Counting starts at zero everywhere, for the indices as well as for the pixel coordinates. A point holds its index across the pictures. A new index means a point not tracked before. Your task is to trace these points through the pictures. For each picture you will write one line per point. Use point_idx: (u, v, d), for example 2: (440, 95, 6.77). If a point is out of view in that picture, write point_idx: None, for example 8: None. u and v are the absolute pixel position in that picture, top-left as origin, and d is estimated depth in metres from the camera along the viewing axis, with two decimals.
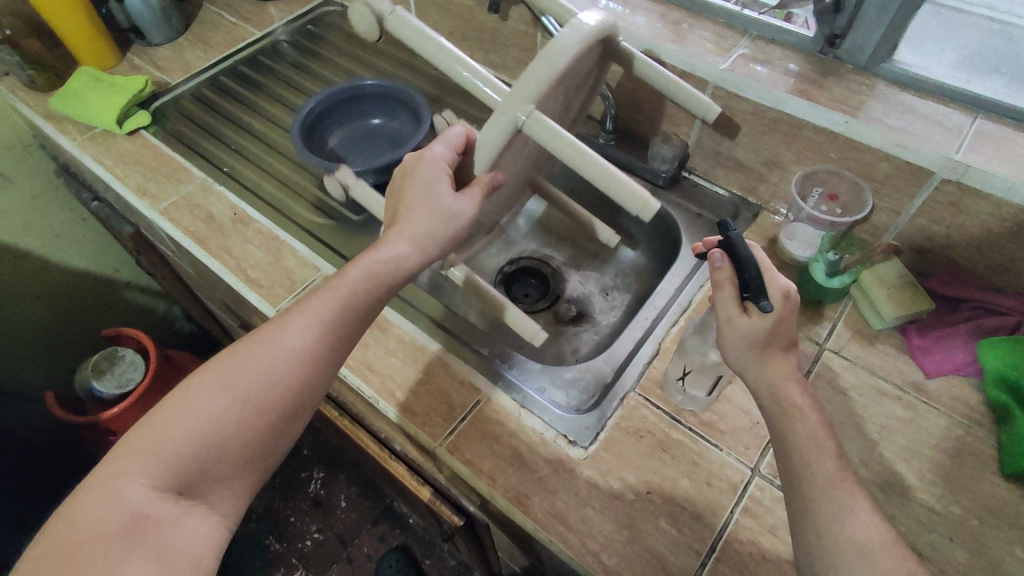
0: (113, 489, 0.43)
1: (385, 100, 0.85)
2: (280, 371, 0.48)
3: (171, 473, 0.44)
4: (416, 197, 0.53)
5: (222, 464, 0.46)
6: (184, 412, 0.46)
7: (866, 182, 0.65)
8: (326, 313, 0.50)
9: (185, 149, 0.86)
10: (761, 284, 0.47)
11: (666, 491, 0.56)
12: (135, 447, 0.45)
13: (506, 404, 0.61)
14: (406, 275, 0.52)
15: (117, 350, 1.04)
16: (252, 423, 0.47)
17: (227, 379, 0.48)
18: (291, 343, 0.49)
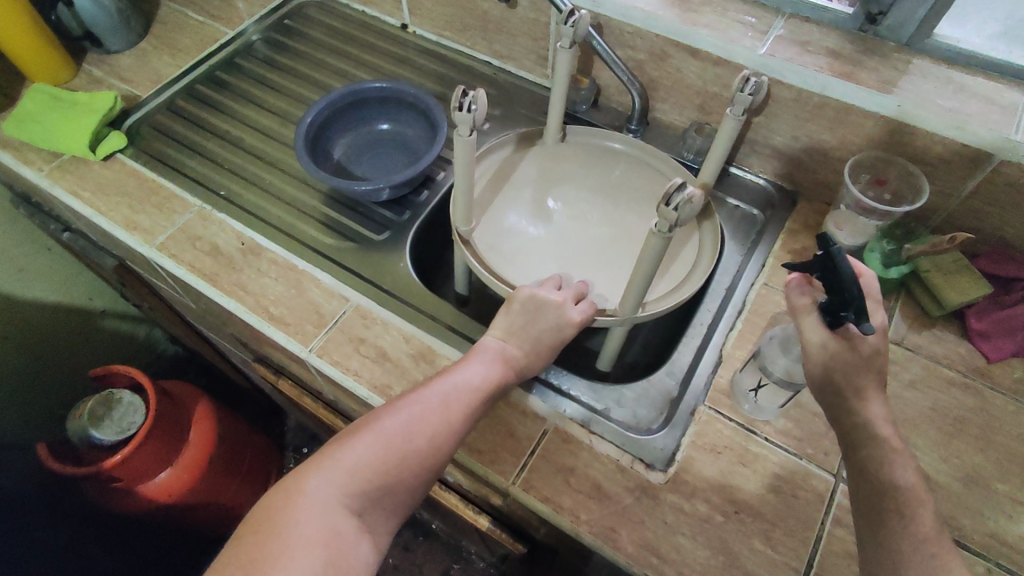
0: (308, 498, 0.44)
1: (389, 104, 0.78)
2: (448, 425, 0.51)
3: (356, 496, 0.46)
4: (544, 342, 0.58)
5: (390, 501, 0.48)
6: (367, 440, 0.48)
7: (917, 166, 0.63)
8: (485, 375, 0.55)
9: (173, 172, 0.77)
10: (865, 303, 0.43)
11: (754, 509, 0.54)
12: (324, 463, 0.47)
13: (573, 430, 0.58)
14: (528, 365, 0.57)
15: (111, 394, 0.98)
16: (410, 473, 0.49)
17: (405, 419, 0.50)
18: (456, 398, 0.52)
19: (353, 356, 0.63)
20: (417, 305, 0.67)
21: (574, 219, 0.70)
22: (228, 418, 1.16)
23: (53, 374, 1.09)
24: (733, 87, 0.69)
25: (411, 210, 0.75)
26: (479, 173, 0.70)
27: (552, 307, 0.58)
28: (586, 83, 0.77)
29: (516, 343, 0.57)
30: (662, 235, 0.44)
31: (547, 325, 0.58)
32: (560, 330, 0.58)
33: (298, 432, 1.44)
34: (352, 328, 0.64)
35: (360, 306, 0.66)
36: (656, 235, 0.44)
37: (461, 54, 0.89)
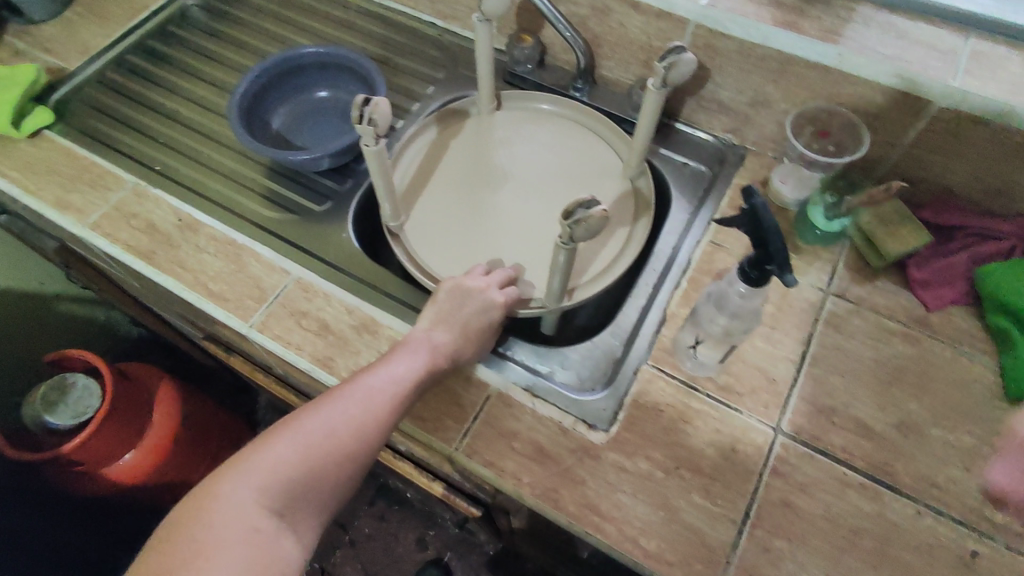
0: (222, 501, 0.45)
1: (328, 70, 0.76)
2: (372, 418, 0.51)
3: (274, 496, 0.46)
4: (473, 326, 0.58)
5: (314, 498, 0.48)
6: (287, 439, 0.48)
7: (860, 117, 0.63)
8: (413, 365, 0.54)
9: (103, 147, 0.74)
10: (789, 255, 0.42)
11: (694, 464, 0.55)
12: (242, 466, 0.47)
13: (516, 395, 0.58)
14: (459, 352, 0.57)
15: (65, 378, 0.97)
16: (334, 469, 0.49)
17: (327, 415, 0.50)
18: (382, 391, 0.52)
19: (295, 330, 0.62)
20: (361, 277, 0.66)
21: (513, 189, 0.70)
22: (192, 398, 1.15)
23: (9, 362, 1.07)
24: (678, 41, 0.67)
25: (354, 179, 0.73)
26: (399, 172, 0.70)
27: (477, 293, 0.59)
28: (529, 41, 0.75)
29: (447, 330, 0.57)
30: (565, 245, 0.49)
31: (475, 310, 0.58)
32: (487, 314, 0.59)
33: (270, 409, 1.43)
34: (293, 302, 0.63)
35: (301, 279, 0.65)
36: (561, 247, 0.50)
37: (404, 15, 0.86)
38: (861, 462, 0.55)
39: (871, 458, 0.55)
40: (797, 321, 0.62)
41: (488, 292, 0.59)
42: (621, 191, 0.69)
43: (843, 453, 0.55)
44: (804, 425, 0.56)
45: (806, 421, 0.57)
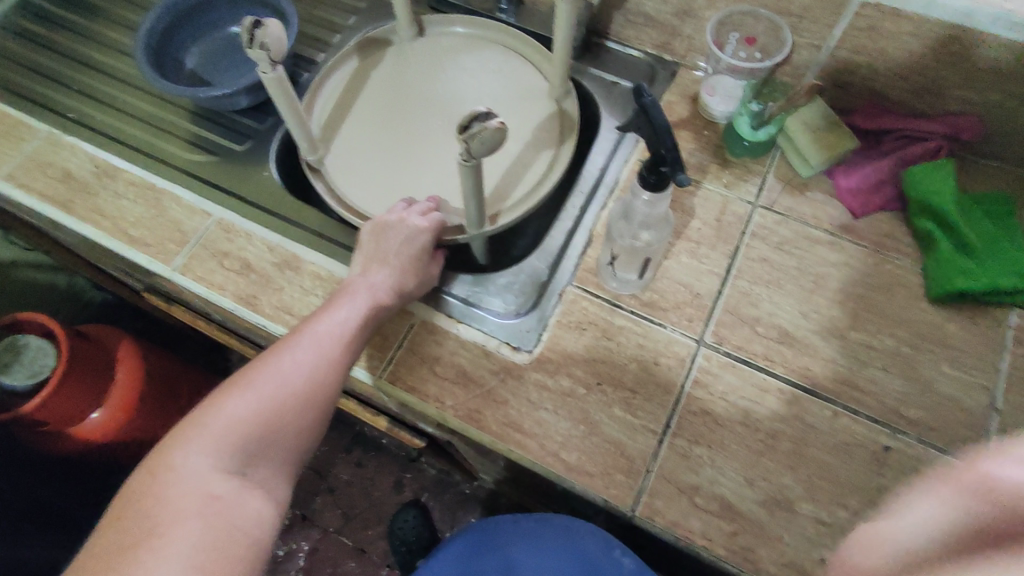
0: (179, 469, 0.46)
1: (240, 4, 0.73)
2: (318, 366, 0.51)
3: (231, 456, 0.48)
4: (404, 259, 0.57)
5: (274, 450, 0.50)
6: (235, 398, 0.49)
7: (783, 19, 0.61)
8: (355, 310, 0.54)
9: (18, 98, 0.72)
10: (679, 155, 0.43)
11: (615, 378, 0.55)
12: (194, 432, 0.48)
13: (441, 321, 0.58)
14: (401, 290, 0.56)
15: (19, 339, 0.97)
16: (286, 421, 0.50)
17: (272, 372, 0.51)
18: (325, 339, 0.52)
19: (217, 271, 0.61)
20: (283, 215, 0.65)
21: (438, 117, 0.68)
22: (156, 354, 1.16)
23: None
24: None
25: (274, 116, 0.71)
26: (317, 109, 0.68)
27: (400, 226, 0.58)
28: None
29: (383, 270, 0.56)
30: (468, 162, 0.47)
31: (402, 244, 0.57)
32: (415, 243, 0.57)
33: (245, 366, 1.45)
34: (214, 243, 0.62)
35: (223, 220, 0.63)
36: (463, 165, 0.47)
37: None
38: (781, 368, 0.55)
39: (791, 363, 0.55)
40: (723, 235, 0.61)
41: (410, 222, 0.58)
42: (547, 114, 0.67)
43: (765, 360, 0.55)
44: (727, 335, 0.56)
45: (729, 331, 0.57)
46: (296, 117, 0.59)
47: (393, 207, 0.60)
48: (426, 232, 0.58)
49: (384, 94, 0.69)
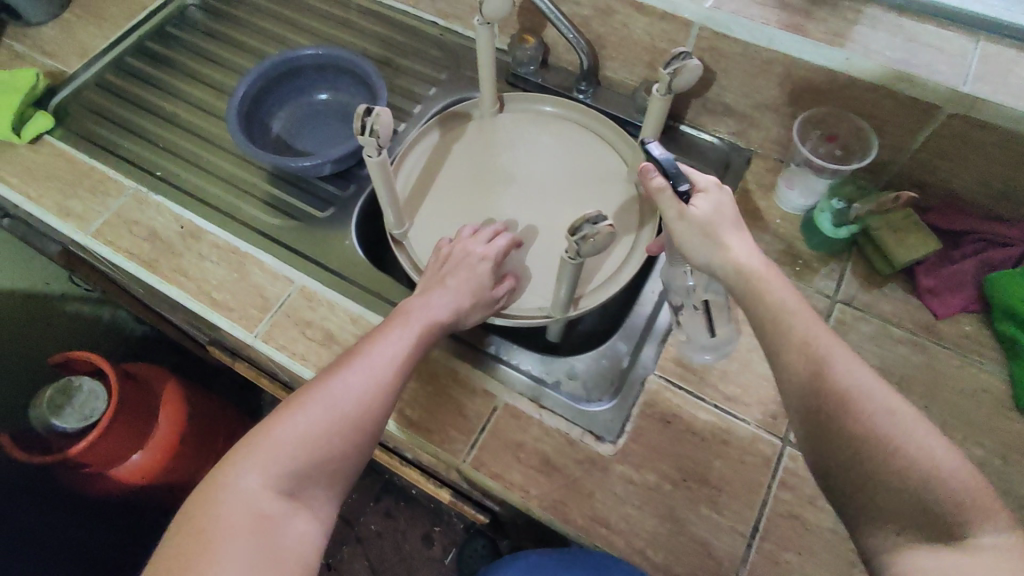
0: (232, 486, 0.45)
1: (327, 72, 0.74)
2: (370, 389, 0.51)
3: (281, 475, 0.46)
4: (461, 288, 0.58)
5: (324, 472, 0.48)
6: (290, 418, 0.48)
7: (866, 122, 0.61)
8: (406, 334, 0.54)
9: (106, 152, 0.74)
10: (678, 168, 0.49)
11: (700, 475, 0.55)
12: (250, 450, 0.47)
13: (524, 406, 0.58)
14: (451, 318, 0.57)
15: (72, 381, 0.98)
16: (338, 440, 0.49)
17: (325, 393, 0.50)
18: (378, 363, 0.52)
19: (299, 340, 0.61)
20: (364, 285, 0.66)
21: (519, 195, 0.69)
22: (197, 397, 1.15)
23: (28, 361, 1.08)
24: (682, 43, 0.65)
25: (356, 183, 0.72)
26: (400, 180, 0.69)
27: (459, 258, 0.60)
28: (532, 43, 0.74)
29: (440, 300, 0.57)
30: (573, 260, 0.49)
31: (461, 273, 0.59)
32: (473, 273, 0.59)
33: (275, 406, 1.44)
34: (298, 311, 0.63)
35: (306, 287, 0.64)
36: (567, 261, 0.49)
37: (405, 15, 0.84)
38: None
39: None
40: None
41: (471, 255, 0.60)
42: (626, 197, 0.68)
43: None
44: None
45: None
46: (391, 196, 0.60)
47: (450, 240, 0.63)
48: (485, 261, 0.60)
49: (467, 169, 0.71)
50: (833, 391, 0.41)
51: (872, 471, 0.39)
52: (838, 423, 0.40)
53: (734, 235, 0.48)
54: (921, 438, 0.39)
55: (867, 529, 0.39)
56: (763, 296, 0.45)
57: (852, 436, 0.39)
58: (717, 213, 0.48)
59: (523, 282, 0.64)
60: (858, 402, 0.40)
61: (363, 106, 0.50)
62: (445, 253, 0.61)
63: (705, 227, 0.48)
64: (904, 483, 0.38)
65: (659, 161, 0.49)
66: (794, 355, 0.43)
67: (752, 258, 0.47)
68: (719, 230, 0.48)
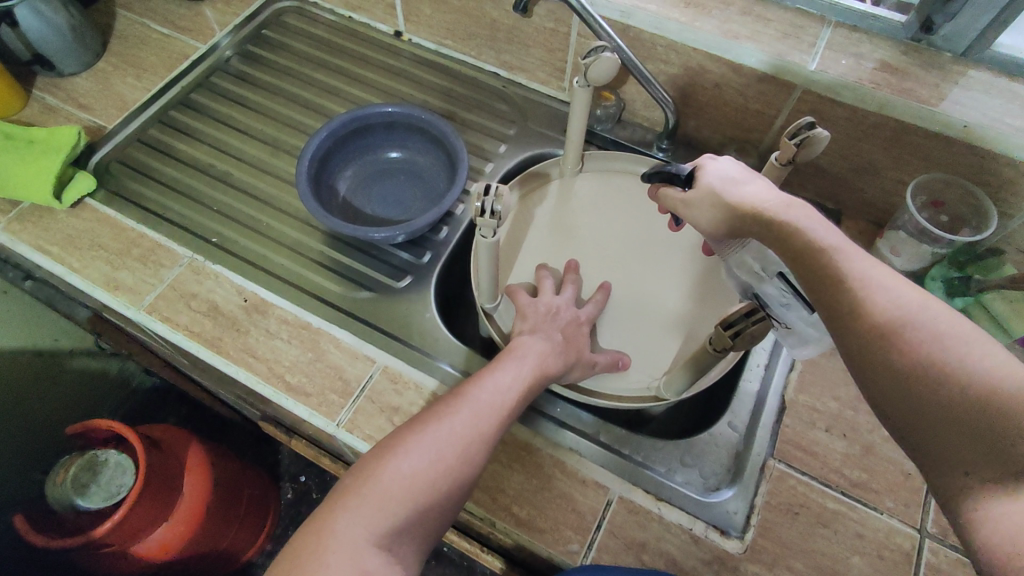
0: (336, 539, 0.40)
1: (395, 130, 0.70)
2: (478, 439, 0.47)
3: (386, 528, 0.41)
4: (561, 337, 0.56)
5: (422, 526, 0.43)
6: (399, 459, 0.44)
7: (981, 189, 0.59)
8: (513, 380, 0.51)
9: (154, 216, 0.69)
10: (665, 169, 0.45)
11: (840, 574, 0.50)
12: (355, 498, 0.42)
13: (639, 499, 0.54)
14: (550, 366, 0.54)
15: (98, 456, 0.92)
16: (444, 492, 0.44)
17: (433, 436, 0.46)
18: (487, 410, 0.48)
19: (387, 429, 0.56)
20: (450, 363, 0.61)
21: (607, 263, 0.66)
22: (221, 458, 1.09)
23: (39, 427, 1.00)
24: (780, 104, 0.64)
25: (431, 250, 0.68)
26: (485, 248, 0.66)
27: (557, 306, 0.59)
28: (612, 100, 0.72)
29: (548, 347, 0.55)
30: (717, 351, 0.48)
31: (563, 322, 0.58)
32: (571, 324, 0.59)
33: (294, 459, 1.34)
34: (383, 396, 0.58)
35: (389, 367, 0.59)
36: (712, 351, 0.48)
37: (465, 65, 0.81)
38: None
39: None
40: None
41: (564, 304, 0.60)
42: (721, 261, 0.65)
43: None
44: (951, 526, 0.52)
45: None
46: (492, 270, 0.56)
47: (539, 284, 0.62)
48: (580, 320, 0.59)
49: (551, 236, 0.68)
50: (868, 322, 0.35)
51: (927, 408, 0.33)
52: (877, 359, 0.35)
53: (745, 189, 0.42)
54: (986, 354, 0.33)
55: (934, 482, 0.33)
56: (789, 236, 0.38)
57: (894, 368, 0.34)
58: (718, 179, 0.43)
59: (626, 358, 0.59)
60: (896, 328, 0.34)
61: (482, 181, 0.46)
62: (545, 306, 0.59)
63: (714, 201, 0.43)
64: (968, 415, 0.32)
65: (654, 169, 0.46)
66: (824, 289, 0.37)
67: (767, 199, 0.41)
68: (723, 195, 0.42)
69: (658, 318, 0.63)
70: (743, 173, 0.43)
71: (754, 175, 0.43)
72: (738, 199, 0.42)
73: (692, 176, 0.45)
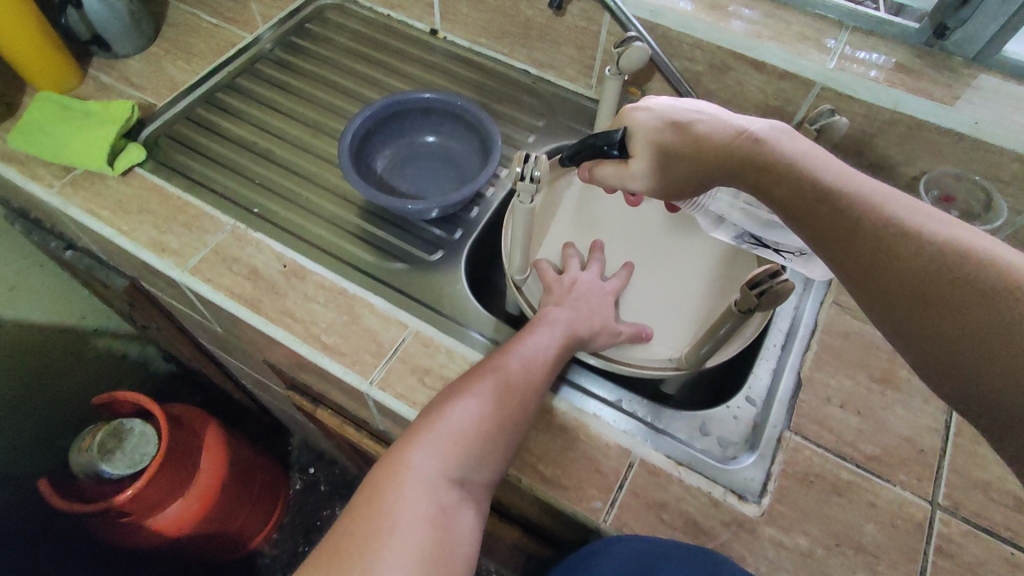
0: (413, 470, 0.43)
1: (432, 115, 0.74)
2: (527, 389, 0.50)
3: (455, 464, 0.45)
4: (588, 305, 0.60)
5: (483, 466, 0.47)
6: (458, 406, 0.47)
7: (990, 184, 0.63)
8: (549, 342, 0.55)
9: (199, 187, 0.72)
10: (586, 151, 0.51)
11: (855, 541, 0.52)
12: (423, 436, 0.45)
13: (660, 462, 0.56)
14: (584, 329, 0.57)
15: (122, 424, 0.93)
16: (498, 435, 0.48)
17: (485, 387, 0.49)
18: (530, 364, 0.52)
19: (419, 388, 0.58)
20: (479, 331, 0.63)
21: (633, 245, 0.70)
22: (237, 442, 1.11)
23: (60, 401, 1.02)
24: (799, 101, 0.67)
25: (462, 228, 0.71)
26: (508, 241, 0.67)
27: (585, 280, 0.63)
28: (638, 95, 0.76)
29: (576, 316, 0.58)
30: (743, 313, 0.51)
31: (591, 293, 0.62)
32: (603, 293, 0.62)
33: (304, 451, 1.36)
34: (414, 358, 0.60)
35: (421, 332, 0.62)
36: (737, 313, 0.51)
37: (497, 61, 0.86)
38: None
39: None
40: None
41: (594, 279, 0.64)
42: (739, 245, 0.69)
43: (1008, 531, 0.53)
44: (962, 499, 0.54)
45: (963, 495, 0.54)
46: (525, 241, 0.59)
47: (566, 261, 0.65)
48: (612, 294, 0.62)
49: (578, 219, 0.71)
50: (885, 246, 0.39)
51: (948, 327, 0.37)
52: (899, 284, 0.38)
53: (693, 126, 0.47)
54: None
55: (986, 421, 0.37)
56: (769, 170, 0.44)
57: (918, 297, 0.38)
58: (659, 130, 0.48)
59: (646, 329, 0.62)
60: (911, 246, 0.38)
61: (522, 150, 0.51)
62: (571, 280, 0.62)
63: (660, 144, 0.48)
64: (989, 332, 0.35)
65: (583, 149, 0.51)
66: (844, 235, 0.40)
67: (719, 135, 0.46)
68: (666, 139, 0.48)
69: (682, 297, 0.66)
70: (687, 109, 0.48)
71: (689, 114, 0.48)
72: (688, 140, 0.47)
73: (631, 134, 0.50)
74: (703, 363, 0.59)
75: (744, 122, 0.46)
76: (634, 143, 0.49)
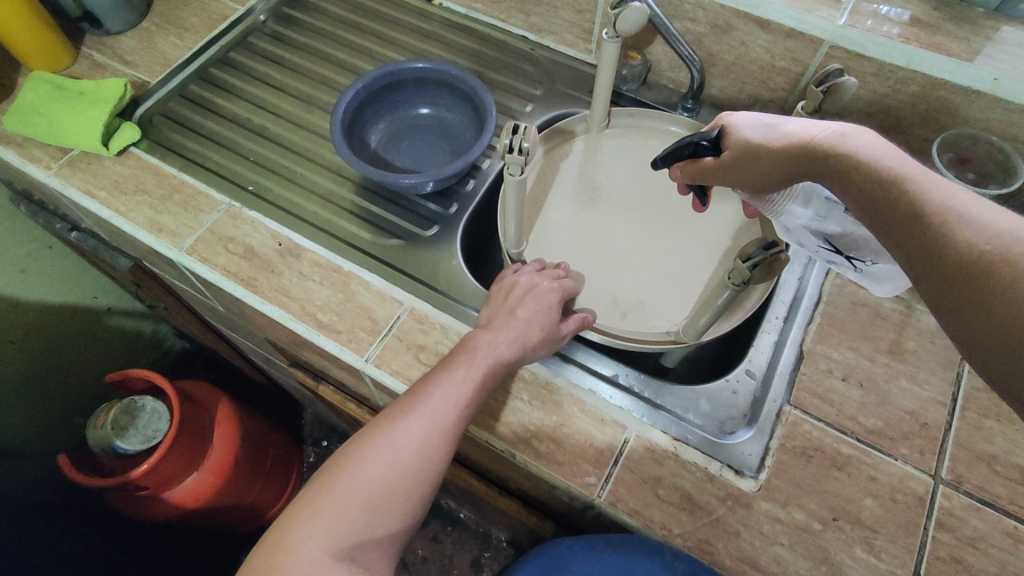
0: (294, 554, 0.42)
1: (426, 86, 0.72)
2: (433, 436, 0.48)
3: (344, 537, 0.44)
4: (522, 315, 0.55)
5: (382, 530, 0.45)
6: (353, 473, 0.45)
7: (1009, 145, 0.59)
8: (467, 375, 0.50)
9: (194, 165, 0.72)
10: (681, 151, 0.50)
11: (853, 515, 0.51)
12: (310, 511, 0.44)
13: (656, 438, 0.55)
14: (511, 354, 0.53)
15: (134, 401, 0.94)
16: (401, 494, 0.46)
17: (386, 444, 0.47)
18: (440, 409, 0.48)
19: (414, 365, 0.58)
20: (475, 307, 0.63)
21: (629, 216, 0.68)
22: (249, 417, 1.13)
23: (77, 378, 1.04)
24: (807, 61, 0.64)
25: (458, 202, 0.70)
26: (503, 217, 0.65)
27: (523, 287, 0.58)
28: (638, 59, 0.73)
29: (506, 336, 0.53)
30: (734, 285, 0.50)
31: (528, 301, 0.56)
32: (542, 298, 0.57)
33: (316, 425, 1.39)
34: (409, 334, 0.60)
35: (416, 309, 0.61)
36: (729, 286, 0.50)
37: (494, 28, 0.83)
38: None
39: None
40: (944, 359, 0.58)
41: (536, 283, 0.58)
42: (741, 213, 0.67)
43: (1011, 505, 0.52)
44: (965, 473, 0.53)
45: (967, 469, 0.53)
46: (518, 213, 0.58)
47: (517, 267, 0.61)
48: (552, 300, 0.57)
49: (575, 189, 0.70)
50: (933, 239, 0.37)
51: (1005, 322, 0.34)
52: (959, 280, 0.36)
53: (784, 126, 0.45)
54: None
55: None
56: (843, 172, 0.41)
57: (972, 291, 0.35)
58: (747, 126, 0.47)
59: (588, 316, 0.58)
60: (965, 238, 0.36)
61: (511, 120, 0.49)
62: (509, 285, 0.58)
63: (745, 148, 0.46)
64: None
65: (674, 151, 0.50)
66: (899, 227, 0.38)
67: (809, 142, 0.43)
68: (755, 142, 0.46)
69: (679, 269, 0.65)
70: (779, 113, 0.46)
71: (784, 117, 0.46)
72: (774, 144, 0.45)
73: (721, 136, 0.48)
74: (697, 336, 0.58)
75: (836, 121, 0.43)
76: (726, 146, 0.48)
